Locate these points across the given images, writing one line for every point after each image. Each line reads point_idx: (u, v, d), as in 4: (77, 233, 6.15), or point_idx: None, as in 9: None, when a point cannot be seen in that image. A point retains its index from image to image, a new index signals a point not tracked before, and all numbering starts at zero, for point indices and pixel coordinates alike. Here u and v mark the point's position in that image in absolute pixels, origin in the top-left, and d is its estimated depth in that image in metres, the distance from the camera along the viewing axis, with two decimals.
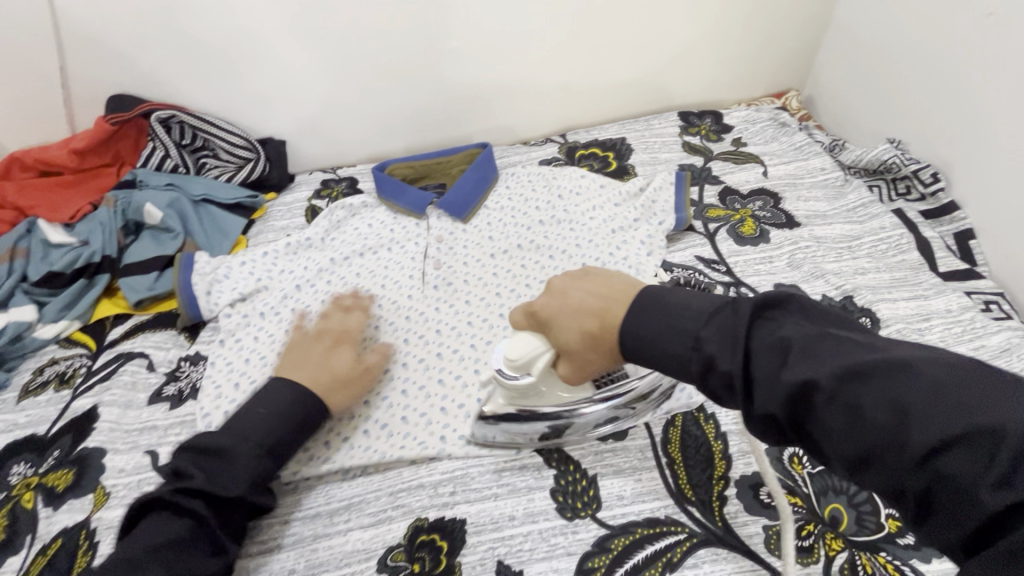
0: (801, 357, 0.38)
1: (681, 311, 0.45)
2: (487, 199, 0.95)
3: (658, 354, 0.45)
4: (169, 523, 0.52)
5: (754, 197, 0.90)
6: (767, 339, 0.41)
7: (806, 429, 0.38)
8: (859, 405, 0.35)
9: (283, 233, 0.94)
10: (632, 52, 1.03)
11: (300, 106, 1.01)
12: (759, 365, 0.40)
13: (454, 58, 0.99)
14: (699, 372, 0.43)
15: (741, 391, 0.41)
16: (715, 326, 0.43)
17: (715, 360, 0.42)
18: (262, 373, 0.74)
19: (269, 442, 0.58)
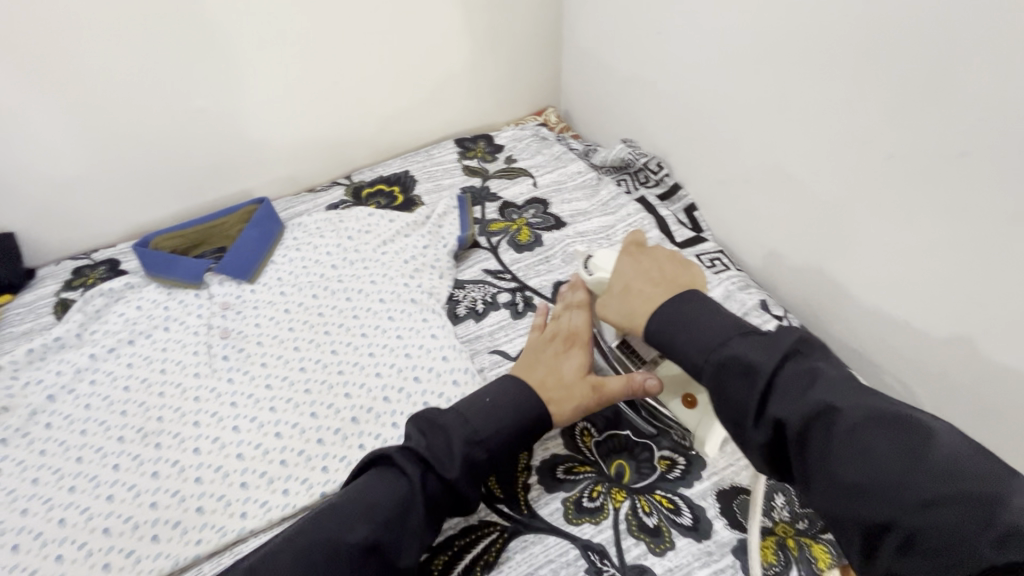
0: (824, 386, 0.44)
1: (704, 323, 0.52)
2: (274, 254, 0.92)
3: (684, 337, 0.52)
4: (388, 480, 0.52)
5: (528, 207, 1.00)
6: (796, 367, 0.46)
7: (805, 446, 0.43)
8: (870, 442, 0.40)
9: (25, 338, 0.80)
10: (396, 90, 1.09)
11: (23, 193, 0.88)
12: (784, 385, 0.45)
13: (206, 116, 0.94)
14: (715, 377, 0.48)
15: (757, 401, 0.45)
16: (734, 345, 0.49)
17: (741, 359, 0.47)
18: (13, 510, 0.63)
19: (484, 437, 0.56)
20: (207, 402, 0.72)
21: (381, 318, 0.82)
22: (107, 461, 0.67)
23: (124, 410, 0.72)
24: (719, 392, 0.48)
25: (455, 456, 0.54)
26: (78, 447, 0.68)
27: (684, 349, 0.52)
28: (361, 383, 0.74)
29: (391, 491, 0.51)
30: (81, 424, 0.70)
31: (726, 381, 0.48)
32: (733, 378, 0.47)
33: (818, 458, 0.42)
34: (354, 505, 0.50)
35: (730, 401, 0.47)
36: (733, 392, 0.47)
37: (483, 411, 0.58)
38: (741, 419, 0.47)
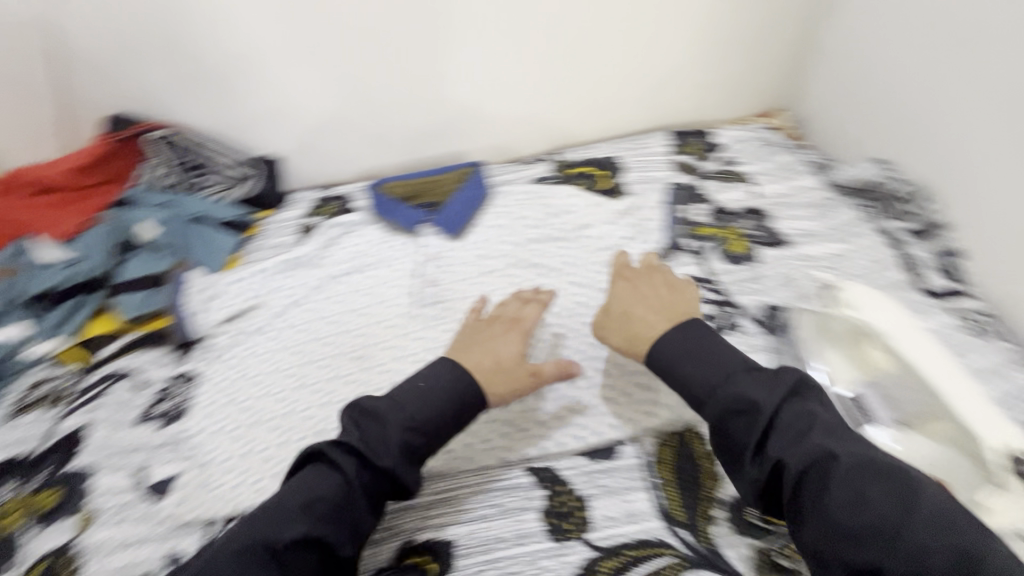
0: (824, 435, 0.51)
1: (728, 354, 0.59)
2: (481, 217, 0.96)
3: (694, 369, 0.59)
4: (320, 476, 0.53)
5: (743, 216, 0.91)
6: (795, 410, 0.53)
7: (803, 486, 0.49)
8: (866, 499, 0.46)
9: (276, 250, 0.94)
10: (623, 72, 1.05)
11: (294, 125, 1.02)
12: (786, 423, 0.52)
13: (449, 78, 1.00)
14: (722, 412, 0.55)
15: (759, 438, 0.52)
16: (741, 383, 0.55)
17: (751, 398, 0.54)
18: (254, 393, 0.74)
19: (421, 423, 0.57)
20: (409, 343, 0.79)
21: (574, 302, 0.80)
22: (325, 372, 0.76)
23: (343, 331, 0.81)
24: (722, 424, 0.55)
25: (390, 442, 0.55)
26: (305, 354, 0.78)
27: (697, 381, 0.58)
28: (548, 362, 0.73)
29: (324, 491, 0.52)
30: (309, 335, 0.81)
31: (732, 416, 0.54)
32: (734, 414, 0.54)
33: (813, 499, 0.48)
34: (294, 507, 0.51)
35: (738, 434, 0.53)
36: (742, 426, 0.53)
37: (417, 396, 0.58)
38: (742, 454, 0.53)
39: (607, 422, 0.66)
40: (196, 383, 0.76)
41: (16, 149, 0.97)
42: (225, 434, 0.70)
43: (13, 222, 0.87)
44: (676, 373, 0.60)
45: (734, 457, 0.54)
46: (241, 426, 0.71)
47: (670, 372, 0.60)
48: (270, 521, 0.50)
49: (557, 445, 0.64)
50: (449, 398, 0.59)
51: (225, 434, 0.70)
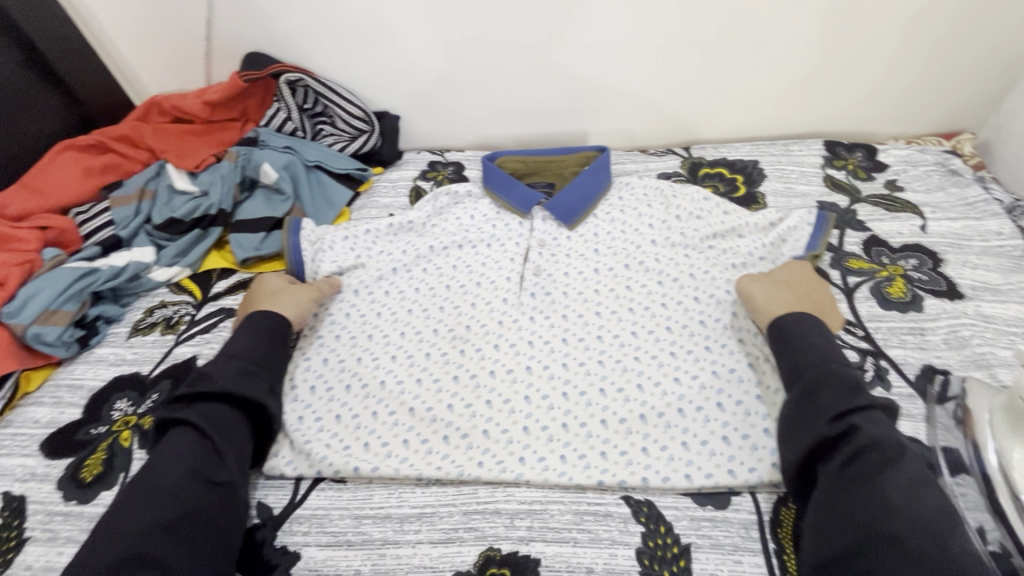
0: (890, 430, 0.50)
1: (829, 344, 0.59)
2: (597, 207, 0.87)
3: (802, 346, 0.60)
4: (178, 436, 0.55)
5: (906, 253, 0.78)
6: (875, 406, 0.52)
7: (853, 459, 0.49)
8: (895, 486, 0.46)
9: (386, 211, 0.93)
10: (788, 66, 0.92)
11: (420, 84, 0.98)
12: (863, 414, 0.51)
13: (592, 52, 0.92)
14: (820, 377, 0.55)
15: (840, 406, 0.52)
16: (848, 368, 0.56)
17: (843, 379, 0.54)
18: (351, 355, 0.72)
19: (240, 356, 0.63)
20: (509, 331, 0.73)
21: (693, 317, 0.72)
22: (421, 346, 0.73)
23: (442, 306, 0.77)
24: (817, 386, 0.55)
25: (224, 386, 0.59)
26: (403, 323, 0.76)
27: (811, 351, 0.59)
28: (658, 383, 0.65)
29: (182, 446, 0.54)
30: (408, 305, 0.78)
31: (826, 383, 0.54)
32: (835, 382, 0.54)
33: (859, 475, 0.48)
34: (162, 466, 0.53)
35: (822, 398, 0.53)
36: (826, 393, 0.53)
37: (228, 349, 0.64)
38: (818, 416, 0.53)
39: (720, 465, 0.59)
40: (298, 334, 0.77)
41: (159, 72, 0.99)
42: (319, 391, 0.69)
43: (151, 146, 0.90)
44: (800, 341, 0.60)
45: (800, 417, 0.54)
46: (336, 386, 0.69)
47: (783, 338, 0.62)
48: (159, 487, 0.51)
49: (659, 479, 0.58)
50: (266, 336, 0.67)
51: (318, 390, 0.69)
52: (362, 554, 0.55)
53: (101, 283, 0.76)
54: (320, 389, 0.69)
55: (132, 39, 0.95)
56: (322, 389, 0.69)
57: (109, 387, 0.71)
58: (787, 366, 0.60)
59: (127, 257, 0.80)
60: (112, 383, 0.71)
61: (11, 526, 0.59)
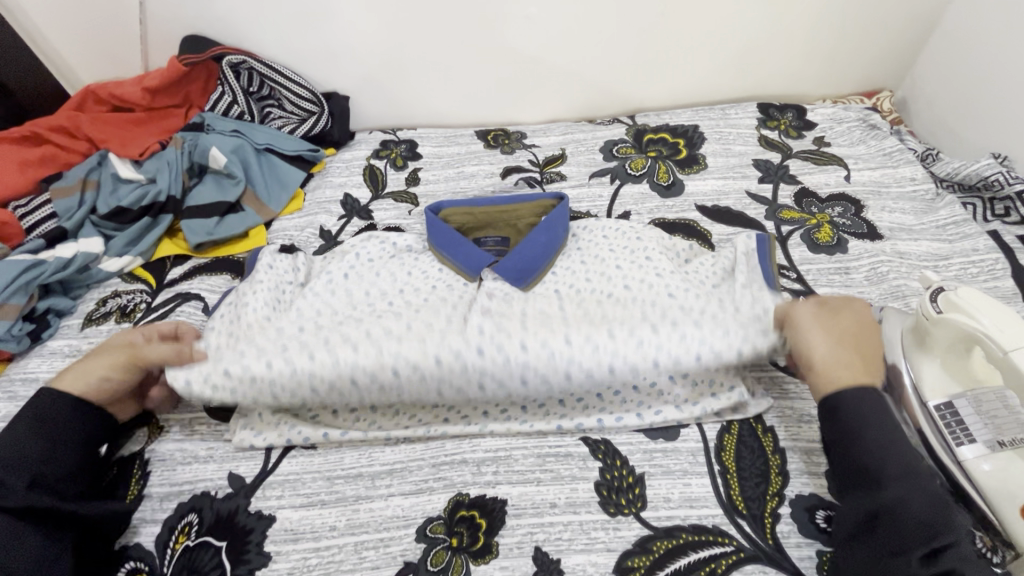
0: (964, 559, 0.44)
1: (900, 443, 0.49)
2: (557, 264, 0.72)
3: (871, 446, 0.49)
4: None
5: (832, 202, 0.85)
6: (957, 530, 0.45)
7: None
8: None
9: (341, 191, 0.93)
10: (721, 33, 0.97)
11: (366, 63, 0.98)
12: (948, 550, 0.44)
13: (534, 24, 0.94)
14: (905, 491, 0.46)
15: (936, 538, 0.44)
16: (930, 479, 0.47)
17: (910, 499, 0.46)
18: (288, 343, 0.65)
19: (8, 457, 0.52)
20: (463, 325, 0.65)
21: (674, 281, 0.66)
22: (384, 292, 0.69)
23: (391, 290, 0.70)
24: (902, 503, 0.46)
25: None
26: (365, 272, 0.71)
27: (890, 453, 0.49)
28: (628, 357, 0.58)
29: None
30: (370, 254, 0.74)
31: (912, 499, 0.46)
32: (925, 503, 0.45)
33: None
34: None
35: (912, 523, 0.45)
36: (916, 517, 0.45)
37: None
38: (896, 550, 0.45)
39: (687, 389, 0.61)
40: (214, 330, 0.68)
41: (93, 60, 0.96)
42: (266, 334, 0.63)
43: (90, 136, 0.88)
44: (859, 438, 0.50)
45: (885, 545, 0.46)
46: (288, 330, 0.63)
47: (852, 438, 0.51)
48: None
49: (614, 420, 0.62)
50: (43, 433, 0.55)
51: (267, 334, 0.63)
52: (337, 511, 0.58)
53: (47, 275, 0.75)
54: (268, 332, 0.63)
55: (61, 27, 0.92)
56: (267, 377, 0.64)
57: None
58: (848, 464, 0.50)
59: (74, 248, 0.79)
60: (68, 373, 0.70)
61: None
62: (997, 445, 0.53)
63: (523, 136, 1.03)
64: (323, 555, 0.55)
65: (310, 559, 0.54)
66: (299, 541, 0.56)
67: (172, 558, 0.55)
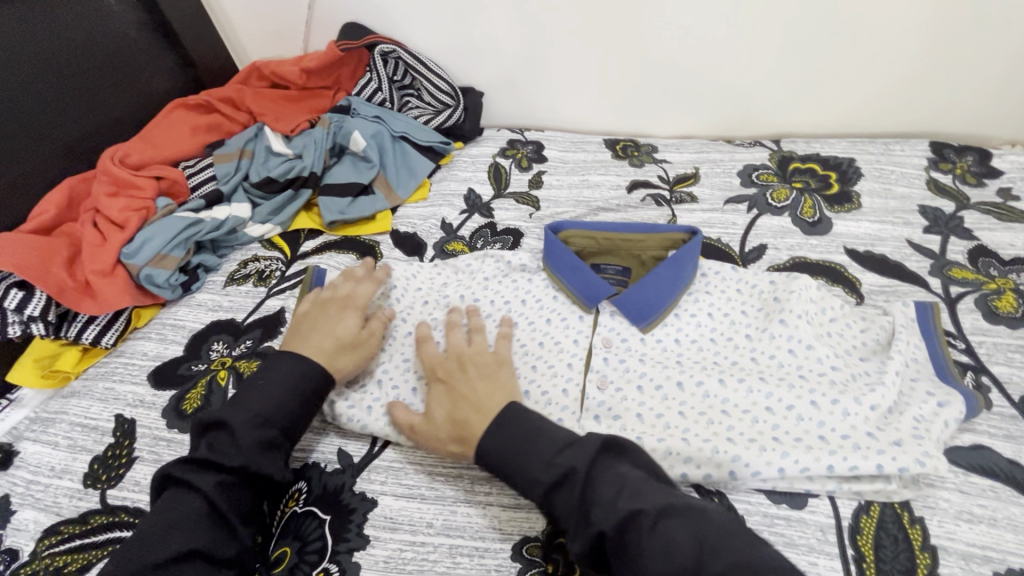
0: (632, 491, 0.47)
1: (541, 435, 0.53)
2: (677, 305, 0.72)
3: (518, 462, 0.52)
4: (182, 500, 0.51)
5: (1018, 267, 0.73)
6: (608, 472, 0.49)
7: (626, 554, 0.45)
8: (672, 542, 0.44)
9: (465, 186, 0.94)
10: (901, 59, 0.86)
11: (507, 61, 0.98)
12: (601, 487, 0.48)
13: (688, 35, 0.89)
14: (552, 480, 0.50)
15: (579, 510, 0.48)
16: (565, 455, 0.51)
17: (572, 471, 0.49)
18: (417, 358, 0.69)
19: (270, 415, 0.56)
20: (574, 368, 0.68)
21: (812, 372, 0.63)
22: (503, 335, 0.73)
23: (516, 323, 0.74)
24: (549, 496, 0.50)
25: (242, 452, 0.52)
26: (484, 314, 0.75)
27: (514, 450, 0.52)
28: (737, 445, 0.57)
29: (183, 512, 0.50)
30: (490, 293, 0.77)
31: (557, 492, 0.50)
32: (559, 486, 0.50)
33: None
34: (164, 529, 0.49)
35: (567, 518, 0.49)
36: (566, 509, 0.49)
37: (255, 395, 0.57)
38: (592, 517, 0.47)
39: (818, 458, 0.55)
40: None
41: (261, 37, 1.05)
42: (394, 362, 0.69)
43: (251, 109, 0.95)
44: (510, 459, 0.52)
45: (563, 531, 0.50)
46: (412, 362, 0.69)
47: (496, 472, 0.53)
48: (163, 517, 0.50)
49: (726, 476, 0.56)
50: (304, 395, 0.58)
51: (396, 360, 0.69)
52: (435, 509, 0.58)
53: (203, 234, 0.82)
54: (396, 359, 0.69)
55: (242, 8, 1.01)
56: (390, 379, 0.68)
57: (206, 329, 0.76)
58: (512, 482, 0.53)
59: (226, 211, 0.86)
60: (209, 326, 0.77)
61: (123, 445, 0.64)
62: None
63: (654, 150, 0.98)
64: (418, 551, 0.55)
65: (405, 551, 0.55)
66: (397, 530, 0.57)
67: (280, 520, 0.58)
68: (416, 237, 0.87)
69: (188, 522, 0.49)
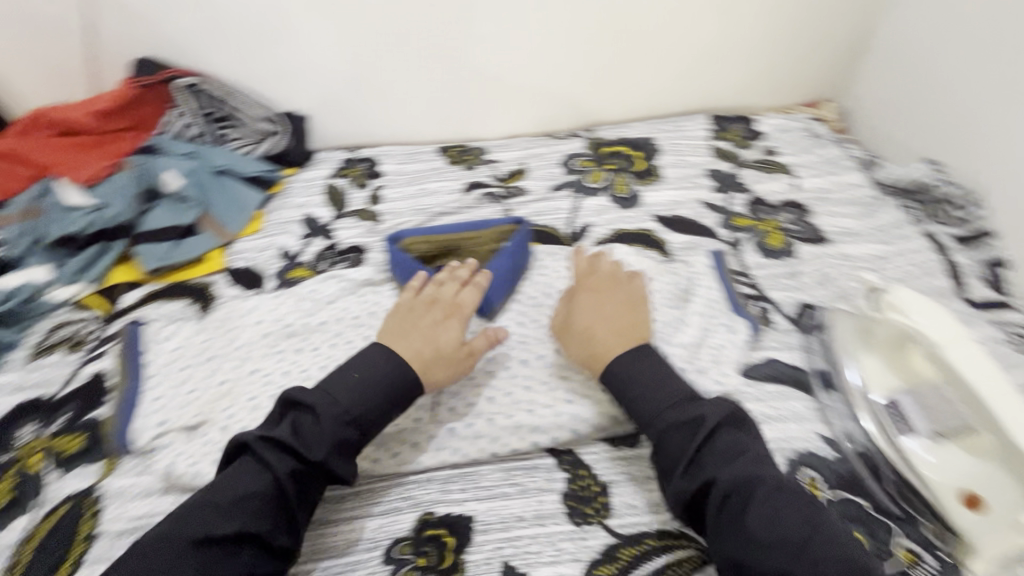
0: (718, 458, 0.53)
1: (672, 389, 0.58)
2: (518, 291, 0.78)
3: (644, 401, 0.58)
4: (254, 474, 0.52)
5: (782, 209, 0.88)
6: (725, 443, 0.54)
7: (726, 516, 0.50)
8: (749, 517, 0.49)
9: (302, 211, 0.93)
10: (670, 47, 1.01)
11: (325, 82, 0.99)
12: (721, 446, 0.54)
13: (487, 42, 0.96)
14: (663, 431, 0.56)
15: (687, 461, 0.54)
16: (682, 410, 0.56)
17: (689, 429, 0.55)
18: (265, 392, 0.68)
19: (356, 412, 0.56)
20: None
21: None
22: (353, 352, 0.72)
23: (367, 336, 0.74)
24: (665, 442, 0.55)
25: (324, 437, 0.54)
26: (333, 335, 0.74)
27: (635, 397, 0.59)
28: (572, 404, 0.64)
29: (245, 488, 0.51)
30: (338, 313, 0.77)
31: (670, 436, 0.55)
32: (676, 431, 0.55)
33: (732, 521, 0.50)
34: (224, 500, 0.51)
35: (665, 459, 0.55)
36: (670, 454, 0.55)
37: (352, 387, 0.57)
38: (672, 468, 0.54)
39: None
40: (175, 382, 0.70)
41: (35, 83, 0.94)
42: (239, 404, 0.67)
43: (36, 163, 0.84)
44: (626, 397, 0.59)
45: (662, 472, 0.56)
46: (260, 399, 0.67)
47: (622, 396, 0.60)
48: (225, 485, 0.52)
49: (569, 434, 0.63)
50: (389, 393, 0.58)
51: (242, 402, 0.67)
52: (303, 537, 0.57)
53: None
54: (241, 401, 0.67)
55: (6, 52, 0.91)
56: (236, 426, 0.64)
57: (10, 414, 0.67)
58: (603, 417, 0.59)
59: (18, 279, 0.77)
60: (13, 410, 0.68)
61: None
62: (936, 435, 0.57)
63: (484, 152, 1.04)
64: None
65: None
66: None
67: None
68: (253, 270, 0.84)
69: (249, 479, 0.52)
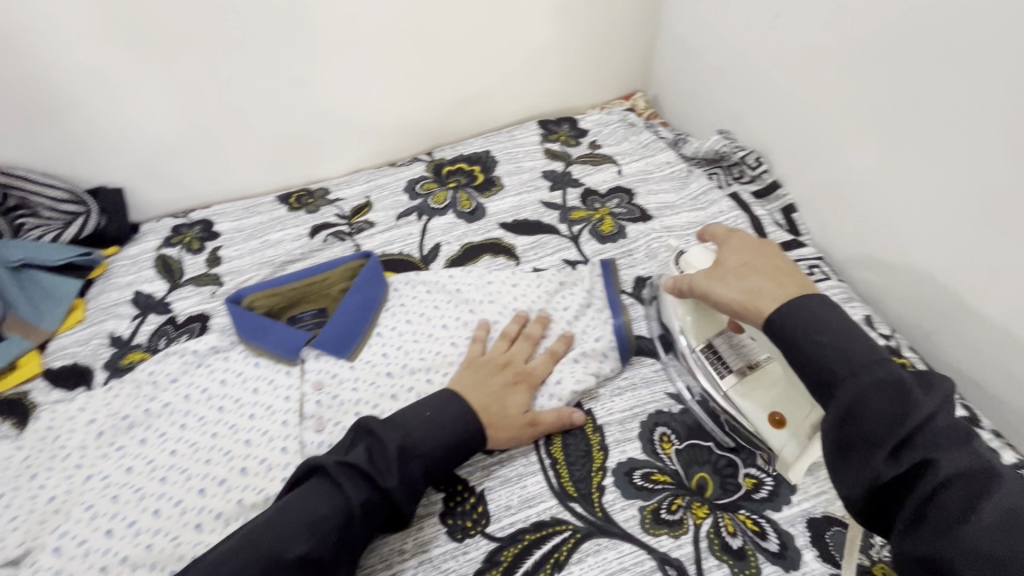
0: (942, 444, 0.41)
1: (856, 343, 0.47)
2: (378, 324, 0.77)
3: (824, 340, 0.48)
4: (328, 497, 0.51)
5: (611, 195, 0.96)
6: (943, 424, 0.43)
7: (939, 515, 0.39)
8: (975, 517, 0.39)
9: (130, 290, 0.85)
10: (486, 64, 1.06)
11: (130, 148, 0.92)
12: (939, 426, 0.42)
13: (305, 85, 0.96)
14: (864, 393, 0.44)
15: (892, 436, 0.42)
16: (890, 372, 0.45)
17: (882, 394, 0.44)
18: (104, 496, 0.61)
19: (423, 451, 0.56)
20: (290, 426, 0.67)
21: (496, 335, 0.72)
22: (206, 428, 0.67)
23: (221, 407, 0.69)
24: (863, 404, 0.44)
25: (391, 463, 0.53)
26: (182, 414, 0.69)
27: (838, 352, 0.47)
28: None
29: (322, 513, 0.50)
30: (184, 389, 0.71)
31: (872, 397, 0.44)
32: (882, 394, 0.44)
33: (949, 518, 0.39)
34: (296, 522, 0.49)
35: (877, 426, 0.43)
36: (881, 420, 0.43)
37: (425, 425, 0.58)
38: (875, 441, 0.43)
39: None
40: None
41: None
42: (74, 517, 0.60)
43: None
44: (807, 338, 0.49)
45: (848, 439, 0.44)
46: (98, 506, 0.60)
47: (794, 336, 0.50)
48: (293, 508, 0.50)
49: None
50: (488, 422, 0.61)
51: (78, 513, 0.60)
52: None
53: None
54: (76, 513, 0.60)
55: None
56: (71, 545, 0.57)
57: None
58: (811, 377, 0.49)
59: None
60: None
61: None
62: (746, 369, 0.65)
63: (327, 191, 1.02)
64: None
65: None
66: None
67: None
68: (78, 366, 0.76)
69: (324, 503, 0.51)
